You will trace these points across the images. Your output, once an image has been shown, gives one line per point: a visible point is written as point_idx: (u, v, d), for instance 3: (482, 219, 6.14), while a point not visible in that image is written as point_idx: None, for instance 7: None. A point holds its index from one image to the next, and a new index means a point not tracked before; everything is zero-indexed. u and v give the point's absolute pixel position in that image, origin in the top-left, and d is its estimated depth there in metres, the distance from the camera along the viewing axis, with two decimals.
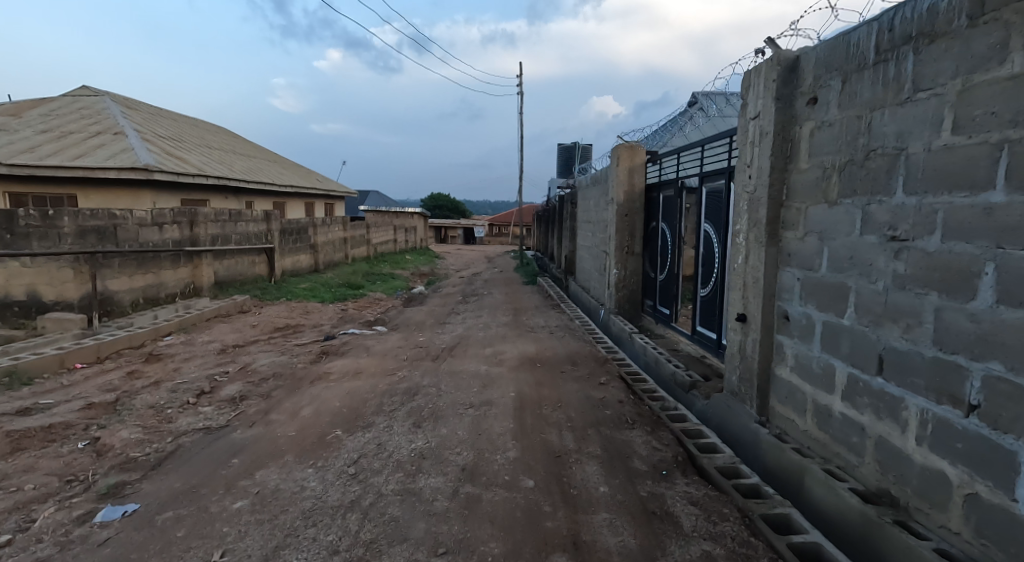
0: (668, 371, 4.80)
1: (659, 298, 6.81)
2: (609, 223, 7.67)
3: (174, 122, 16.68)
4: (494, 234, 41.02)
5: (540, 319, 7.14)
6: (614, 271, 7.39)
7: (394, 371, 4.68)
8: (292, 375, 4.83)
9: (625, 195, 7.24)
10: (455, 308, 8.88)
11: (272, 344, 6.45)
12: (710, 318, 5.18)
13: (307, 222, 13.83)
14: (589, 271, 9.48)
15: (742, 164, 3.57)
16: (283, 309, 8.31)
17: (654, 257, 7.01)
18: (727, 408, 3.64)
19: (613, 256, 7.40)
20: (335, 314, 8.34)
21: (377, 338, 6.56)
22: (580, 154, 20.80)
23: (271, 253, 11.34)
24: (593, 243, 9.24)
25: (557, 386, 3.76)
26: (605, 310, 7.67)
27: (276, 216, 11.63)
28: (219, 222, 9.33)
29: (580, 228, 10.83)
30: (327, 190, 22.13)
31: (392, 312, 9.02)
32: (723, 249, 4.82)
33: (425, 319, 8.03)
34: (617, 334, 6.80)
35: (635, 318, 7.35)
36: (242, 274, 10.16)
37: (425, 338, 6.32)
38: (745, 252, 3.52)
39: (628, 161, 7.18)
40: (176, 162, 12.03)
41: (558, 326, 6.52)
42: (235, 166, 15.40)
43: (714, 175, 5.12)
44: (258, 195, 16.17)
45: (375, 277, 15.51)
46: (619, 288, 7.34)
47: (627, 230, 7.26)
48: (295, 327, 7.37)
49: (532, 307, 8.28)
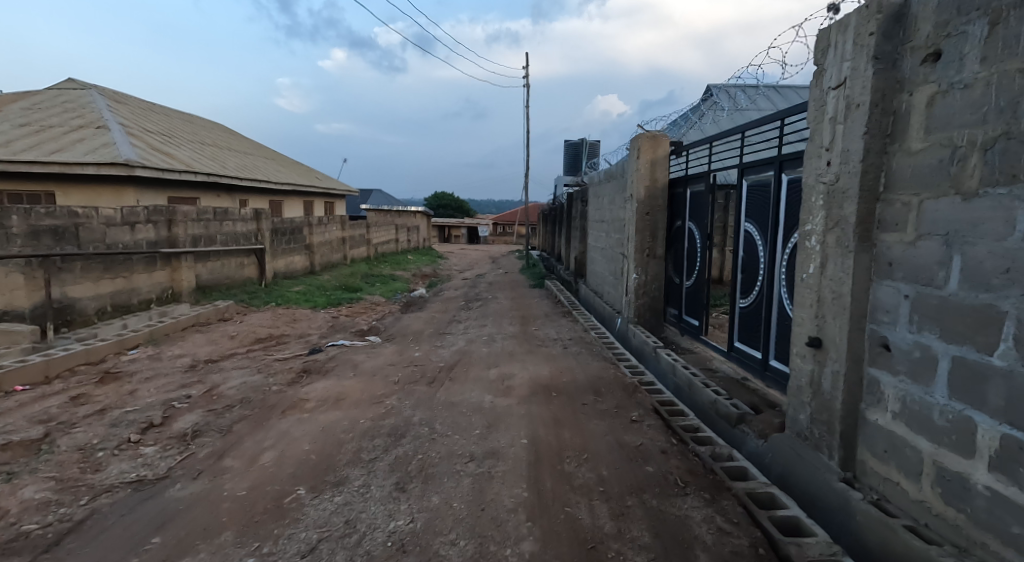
0: (705, 398, 4.08)
1: (684, 307, 6.10)
2: (628, 223, 6.93)
3: (166, 117, 16.00)
4: (498, 233, 40.34)
5: (551, 330, 6.40)
6: (633, 276, 6.65)
7: (382, 398, 3.95)
8: (263, 402, 4.11)
9: (646, 191, 6.48)
10: (457, 315, 8.15)
11: (250, 358, 5.74)
12: (753, 333, 4.46)
13: (302, 221, 13.14)
14: (603, 274, 8.74)
15: (816, 146, 2.82)
16: (270, 316, 7.61)
17: (679, 259, 6.29)
18: (796, 455, 2.89)
19: (632, 260, 6.65)
20: (326, 322, 7.63)
21: (369, 352, 5.84)
22: (587, 151, 20.06)
23: (261, 255, 10.64)
24: (607, 245, 8.49)
25: (579, 426, 3.01)
26: (623, 319, 6.93)
27: (268, 215, 10.93)
28: (202, 222, 8.63)
29: (592, 228, 10.09)
30: (326, 188, 21.46)
31: (388, 319, 8.30)
32: (774, 253, 4.09)
33: (423, 328, 7.30)
34: (638, 348, 6.06)
35: (656, 328, 6.63)
36: (228, 278, 9.45)
37: (421, 352, 5.59)
38: (822, 259, 2.77)
39: (650, 153, 6.42)
40: (163, 158, 11.36)
41: (572, 339, 5.78)
42: (228, 163, 14.71)
43: (759, 166, 4.39)
44: (252, 193, 15.49)
45: (375, 279, 14.81)
46: (639, 295, 6.60)
47: (648, 230, 6.52)
48: (279, 338, 6.66)
49: (541, 315, 7.55)
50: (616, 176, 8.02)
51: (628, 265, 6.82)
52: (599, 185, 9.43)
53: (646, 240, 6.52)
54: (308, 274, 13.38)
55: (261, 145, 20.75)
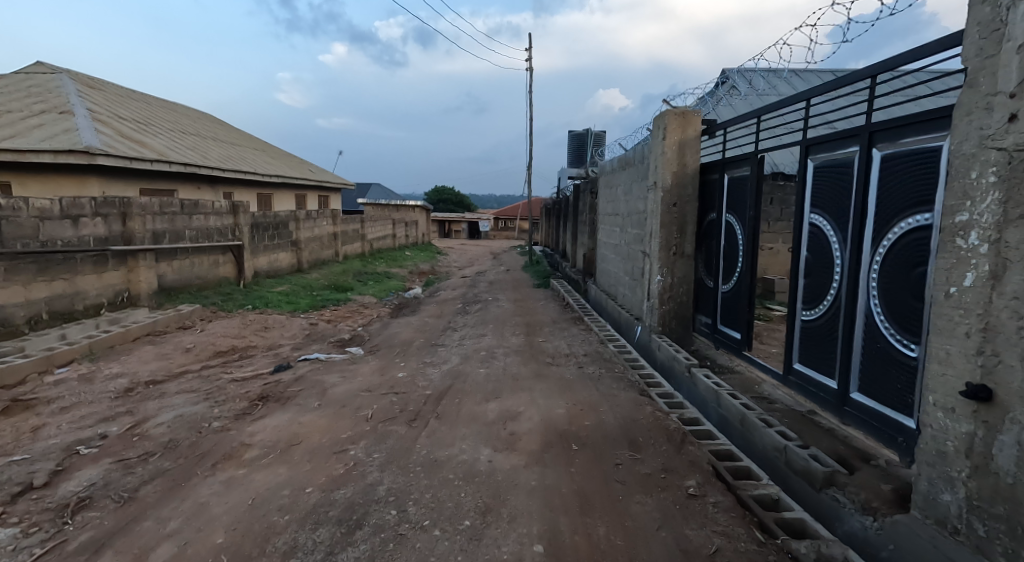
0: (767, 441, 3.15)
1: (719, 316, 5.17)
2: (649, 216, 5.97)
3: (145, 104, 15.02)
4: (499, 228, 39.39)
5: (561, 342, 5.44)
6: (655, 278, 5.72)
7: (347, 447, 2.99)
8: (192, 448, 3.15)
9: (674, 178, 5.51)
10: (453, 321, 7.19)
11: (201, 378, 4.79)
12: (822, 354, 3.53)
13: (288, 215, 12.19)
14: (617, 275, 7.81)
15: (982, 94, 1.87)
16: (238, 322, 6.66)
17: (712, 258, 5.35)
18: (940, 557, 1.97)
19: (655, 258, 5.71)
20: (302, 330, 6.67)
21: (345, 372, 4.89)
22: (592, 141, 19.08)
23: (239, 252, 9.70)
24: (623, 241, 7.55)
25: (618, 513, 2.09)
26: (644, 328, 5.99)
27: (247, 209, 9.97)
28: (166, 217, 7.69)
29: (602, 223, 9.15)
30: (320, 181, 20.51)
31: (375, 326, 7.35)
32: (861, 253, 3.15)
33: (413, 338, 6.34)
34: (664, 364, 5.14)
35: (683, 339, 5.70)
36: (198, 278, 8.52)
37: (406, 372, 4.63)
38: (996, 266, 1.82)
39: (679, 132, 5.45)
40: (133, 146, 10.42)
41: (587, 355, 4.84)
42: (210, 154, 13.76)
43: (834, 141, 3.43)
44: (236, 185, 14.60)
45: (367, 278, 13.88)
46: (664, 300, 5.66)
47: (676, 223, 5.56)
48: (244, 351, 5.70)
49: (548, 322, 6.59)
50: (635, 163, 7.06)
51: (650, 265, 5.88)
52: (613, 173, 8.47)
53: (672, 236, 5.57)
54: (295, 273, 12.44)
55: (250, 136, 19.75)
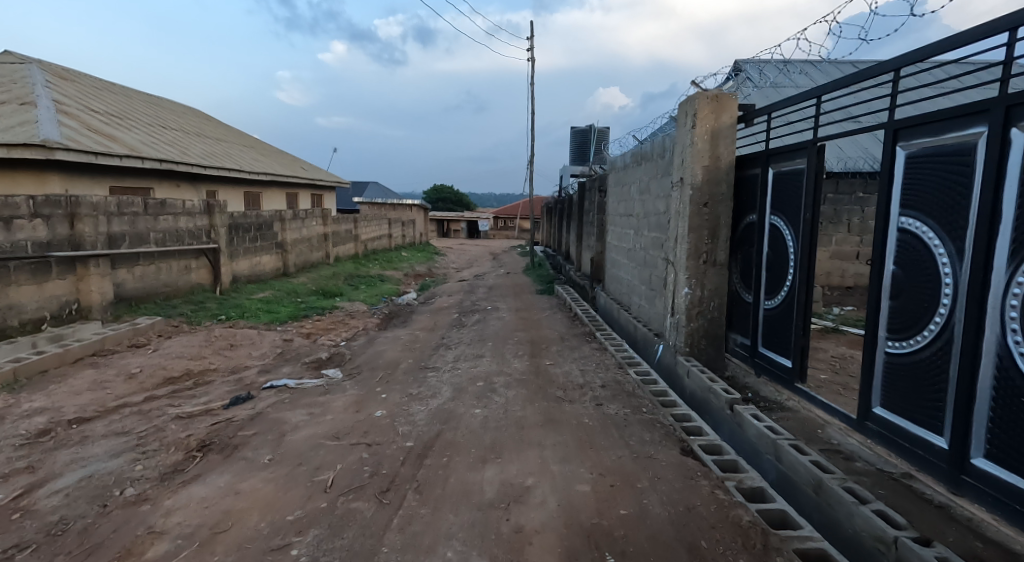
0: (866, 525, 2.35)
1: (761, 337, 4.36)
2: (673, 218, 5.15)
3: (123, 98, 14.19)
4: (499, 227, 38.61)
5: (573, 367, 4.62)
6: (682, 290, 4.91)
7: (289, 541, 2.17)
8: (82, 536, 2.33)
9: (705, 174, 4.68)
10: (447, 336, 6.37)
11: (139, 415, 3.97)
12: (918, 401, 2.74)
13: (272, 215, 11.36)
14: (631, 283, 7.02)
15: None
16: (201, 338, 5.82)
17: (751, 268, 4.55)
18: None
19: (681, 267, 4.90)
20: (274, 347, 5.83)
21: (313, 406, 4.05)
22: (595, 137, 18.27)
23: (215, 256, 8.88)
24: (639, 246, 6.73)
25: None
26: (668, 347, 5.20)
27: (224, 208, 9.12)
28: (125, 218, 6.88)
29: (612, 224, 8.36)
30: (312, 178, 19.70)
31: (359, 341, 6.53)
32: (992, 272, 2.36)
33: (399, 358, 5.52)
34: (696, 394, 4.35)
35: (714, 361, 4.89)
36: (165, 286, 7.72)
37: (386, 409, 3.80)
38: None
39: (712, 121, 4.61)
40: (101, 141, 9.63)
41: (605, 386, 4.03)
42: (191, 150, 12.95)
43: (942, 121, 2.62)
44: (220, 182, 13.82)
45: (359, 281, 13.06)
46: (692, 316, 4.86)
47: (707, 227, 4.74)
48: (199, 376, 4.86)
49: (555, 339, 5.77)
50: (653, 157, 6.23)
51: (675, 275, 5.07)
52: (625, 170, 7.65)
53: (703, 241, 4.76)
54: (281, 277, 11.62)
55: (239, 132, 18.94)
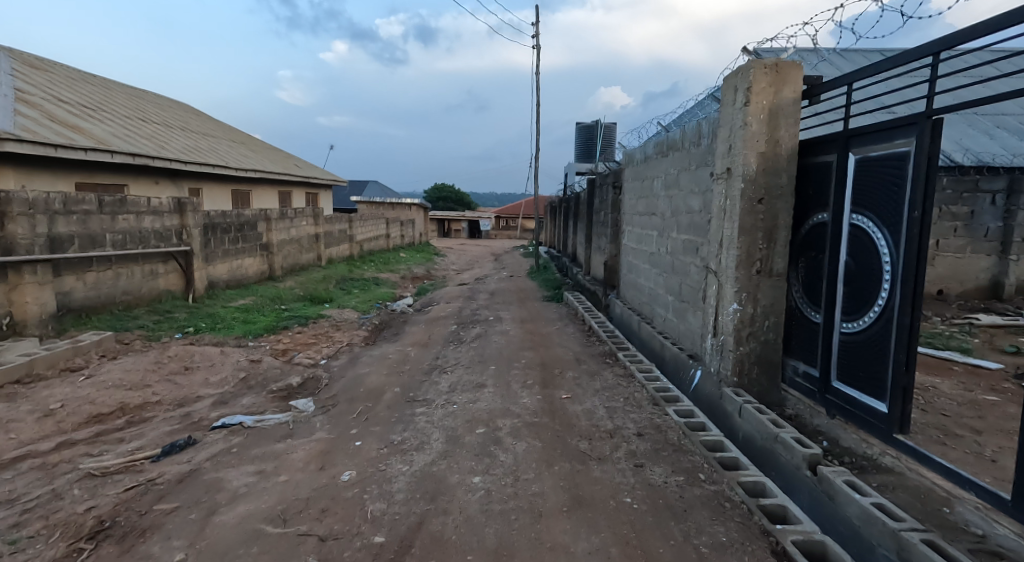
0: None
1: (834, 370, 3.46)
2: (716, 217, 4.25)
3: (102, 89, 13.32)
4: (501, 227, 37.74)
5: (597, 404, 3.72)
6: (728, 305, 4.02)
7: None
8: None
9: (761, 163, 3.77)
10: (442, 355, 5.45)
11: (39, 471, 3.09)
12: None
13: (256, 215, 10.49)
14: (656, 291, 6.14)
15: None
16: (151, 358, 4.91)
17: (819, 280, 3.65)
18: None
19: (729, 278, 4.01)
20: (237, 369, 4.91)
21: (265, 460, 3.14)
22: (602, 133, 17.37)
23: (188, 259, 8.01)
24: (666, 249, 5.82)
25: None
26: (708, 374, 4.30)
27: (198, 205, 8.20)
28: (73, 218, 6.05)
29: (630, 223, 7.46)
30: (306, 176, 18.87)
31: (340, 361, 5.64)
32: None
33: (384, 385, 4.63)
34: (753, 439, 3.46)
35: (768, 394, 4.00)
36: (125, 293, 6.86)
37: (356, 469, 2.90)
38: None
39: (770, 96, 3.70)
40: (65, 132, 8.78)
41: (642, 435, 3.13)
42: (172, 144, 12.08)
43: None
44: (204, 179, 12.96)
45: (352, 284, 12.20)
46: (741, 339, 3.97)
47: (762, 228, 3.84)
48: (136, 412, 3.95)
49: (570, 362, 4.85)
50: (685, 148, 5.32)
51: (718, 287, 4.18)
52: (647, 163, 6.72)
53: (757, 246, 3.87)
54: (266, 281, 10.75)
55: (229, 127, 18.11)
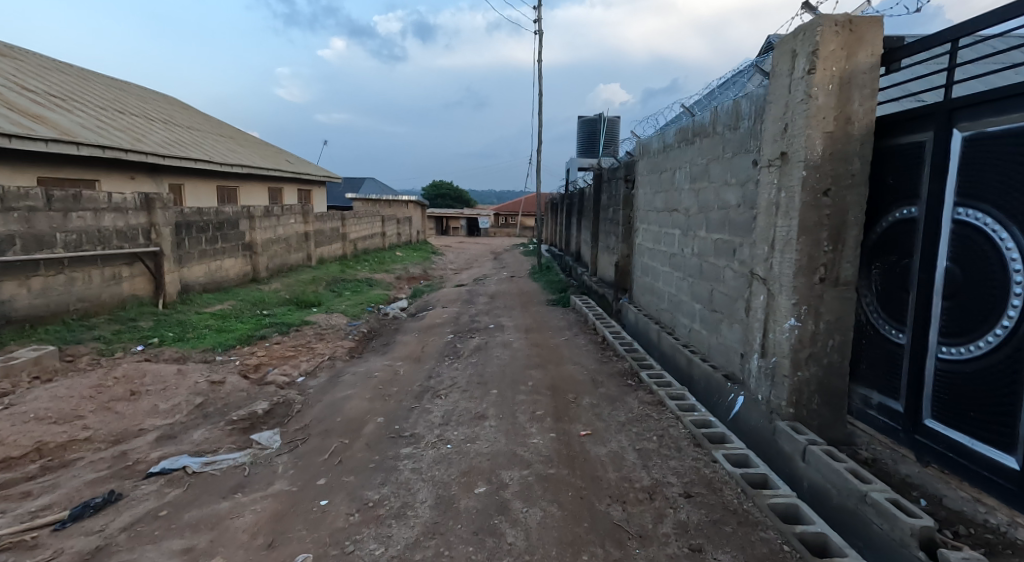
0: None
1: (927, 404, 2.78)
2: (765, 212, 3.53)
3: (78, 80, 12.56)
4: (500, 225, 36.99)
5: (626, 447, 3.00)
6: (783, 321, 3.30)
7: None
8: None
9: (828, 145, 3.05)
10: (436, 374, 4.72)
11: None
12: None
13: (238, 212, 9.74)
14: (678, 297, 5.43)
15: None
16: (91, 380, 4.15)
17: (903, 291, 2.95)
18: None
19: (785, 288, 3.29)
20: (193, 393, 4.16)
21: (198, 531, 2.41)
22: (605, 127, 16.65)
23: (159, 260, 7.26)
24: (692, 251, 5.09)
25: None
26: (754, 400, 3.58)
27: (168, 201, 7.41)
28: (13, 216, 5.40)
29: (645, 220, 6.74)
30: (298, 172, 18.09)
31: (319, 380, 4.91)
32: None
33: (366, 414, 3.90)
34: (824, 493, 2.77)
35: (830, 429, 3.28)
36: (81, 300, 6.12)
37: (316, 552, 2.21)
38: None
39: (842, 62, 2.98)
40: (23, 122, 8.01)
41: (691, 497, 2.42)
42: (149, 137, 11.31)
43: None
44: (186, 174, 12.19)
45: (343, 286, 11.46)
46: (799, 362, 3.25)
47: (828, 227, 3.12)
48: (56, 454, 3.21)
49: (586, 385, 4.12)
50: (718, 132, 4.59)
51: (768, 297, 3.46)
52: (667, 153, 5.97)
53: (821, 249, 3.15)
54: (249, 283, 10.02)
55: (217, 120, 17.35)
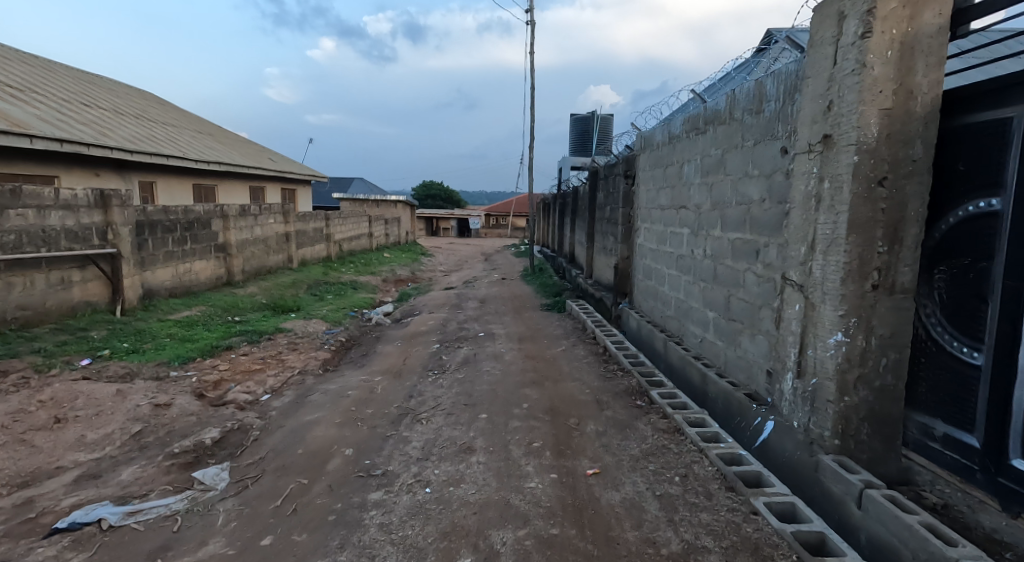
0: None
1: (1016, 441, 2.27)
2: (802, 206, 3.00)
3: (42, 71, 11.88)
4: (491, 225, 36.46)
5: (644, 493, 2.47)
6: (827, 336, 2.77)
7: None
8: None
9: (886, 124, 2.52)
10: (418, 393, 4.15)
11: None
12: None
13: (210, 211, 9.11)
14: (688, 302, 4.90)
15: None
16: (10, 405, 3.55)
17: (979, 301, 2.43)
18: None
19: (829, 297, 2.75)
20: (131, 419, 3.56)
21: None
22: (598, 125, 16.18)
23: (117, 262, 6.64)
24: (704, 252, 4.56)
25: None
26: (787, 428, 3.05)
27: (128, 198, 6.78)
28: None
29: (648, 219, 6.20)
30: (281, 170, 17.44)
31: (284, 399, 4.33)
32: None
33: (333, 444, 3.32)
34: (889, 550, 2.29)
35: (881, 464, 2.75)
36: (21, 307, 5.56)
37: None
38: None
39: (904, 23, 2.45)
40: None
41: None
42: (117, 131, 10.66)
43: None
44: (159, 172, 11.53)
45: (325, 289, 10.84)
46: (846, 385, 2.72)
47: (885, 223, 2.59)
48: None
49: (589, 408, 3.57)
50: (736, 118, 4.06)
51: (806, 307, 2.93)
52: (673, 145, 5.43)
53: (876, 250, 2.62)
54: (223, 287, 9.39)
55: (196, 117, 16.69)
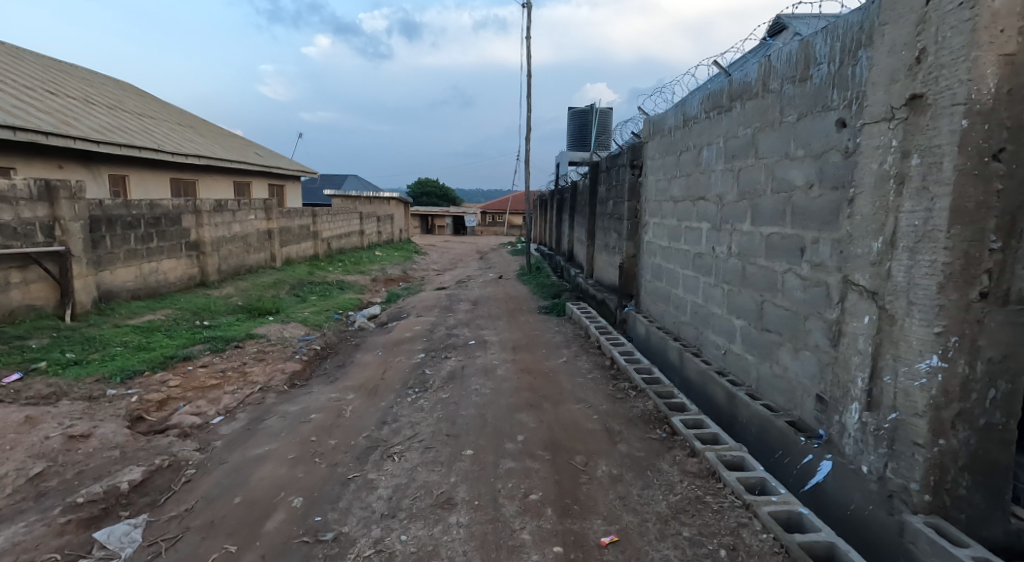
0: None
1: None
2: (872, 191, 2.32)
3: (6, 57, 11.12)
4: (487, 224, 35.75)
5: None
6: (914, 360, 2.11)
7: None
8: None
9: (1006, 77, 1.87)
10: (392, 417, 3.48)
11: None
12: None
13: (180, 205, 8.41)
14: (707, 308, 4.24)
15: None
16: None
17: None
18: None
19: (917, 308, 2.10)
20: (34, 457, 2.89)
21: None
22: (598, 118, 15.50)
23: (66, 261, 5.95)
24: (730, 249, 3.90)
25: None
26: (852, 473, 2.39)
27: (79, 189, 6.09)
28: None
29: (659, 212, 5.53)
30: (267, 165, 16.72)
31: (235, 423, 3.65)
32: None
33: (278, 490, 2.66)
34: None
35: (984, 526, 2.10)
36: None
37: None
38: None
39: None
40: None
41: None
42: (84, 120, 9.94)
43: None
44: (131, 164, 10.80)
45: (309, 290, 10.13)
46: (942, 425, 2.06)
47: (1000, 211, 1.93)
48: None
49: (599, 441, 2.91)
50: (771, 89, 3.40)
51: (882, 320, 2.27)
52: (689, 128, 4.77)
53: (988, 245, 1.96)
54: (196, 288, 8.70)
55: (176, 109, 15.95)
